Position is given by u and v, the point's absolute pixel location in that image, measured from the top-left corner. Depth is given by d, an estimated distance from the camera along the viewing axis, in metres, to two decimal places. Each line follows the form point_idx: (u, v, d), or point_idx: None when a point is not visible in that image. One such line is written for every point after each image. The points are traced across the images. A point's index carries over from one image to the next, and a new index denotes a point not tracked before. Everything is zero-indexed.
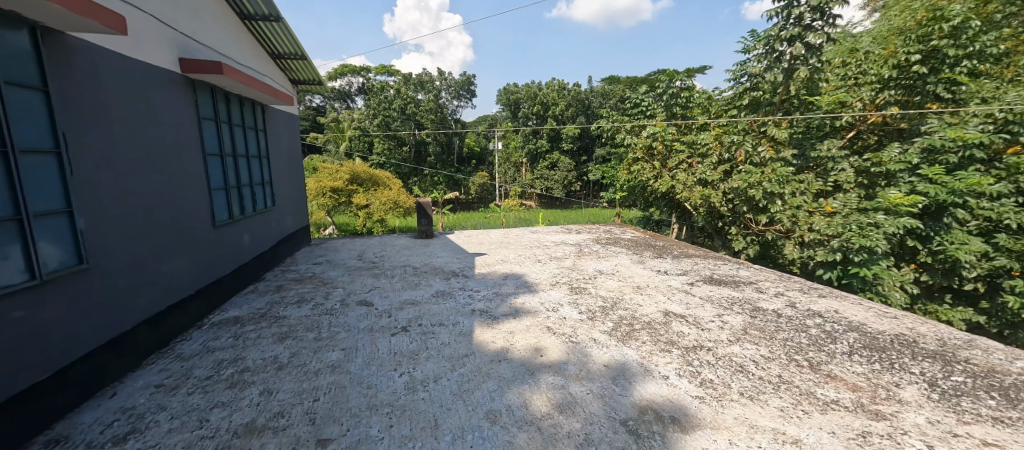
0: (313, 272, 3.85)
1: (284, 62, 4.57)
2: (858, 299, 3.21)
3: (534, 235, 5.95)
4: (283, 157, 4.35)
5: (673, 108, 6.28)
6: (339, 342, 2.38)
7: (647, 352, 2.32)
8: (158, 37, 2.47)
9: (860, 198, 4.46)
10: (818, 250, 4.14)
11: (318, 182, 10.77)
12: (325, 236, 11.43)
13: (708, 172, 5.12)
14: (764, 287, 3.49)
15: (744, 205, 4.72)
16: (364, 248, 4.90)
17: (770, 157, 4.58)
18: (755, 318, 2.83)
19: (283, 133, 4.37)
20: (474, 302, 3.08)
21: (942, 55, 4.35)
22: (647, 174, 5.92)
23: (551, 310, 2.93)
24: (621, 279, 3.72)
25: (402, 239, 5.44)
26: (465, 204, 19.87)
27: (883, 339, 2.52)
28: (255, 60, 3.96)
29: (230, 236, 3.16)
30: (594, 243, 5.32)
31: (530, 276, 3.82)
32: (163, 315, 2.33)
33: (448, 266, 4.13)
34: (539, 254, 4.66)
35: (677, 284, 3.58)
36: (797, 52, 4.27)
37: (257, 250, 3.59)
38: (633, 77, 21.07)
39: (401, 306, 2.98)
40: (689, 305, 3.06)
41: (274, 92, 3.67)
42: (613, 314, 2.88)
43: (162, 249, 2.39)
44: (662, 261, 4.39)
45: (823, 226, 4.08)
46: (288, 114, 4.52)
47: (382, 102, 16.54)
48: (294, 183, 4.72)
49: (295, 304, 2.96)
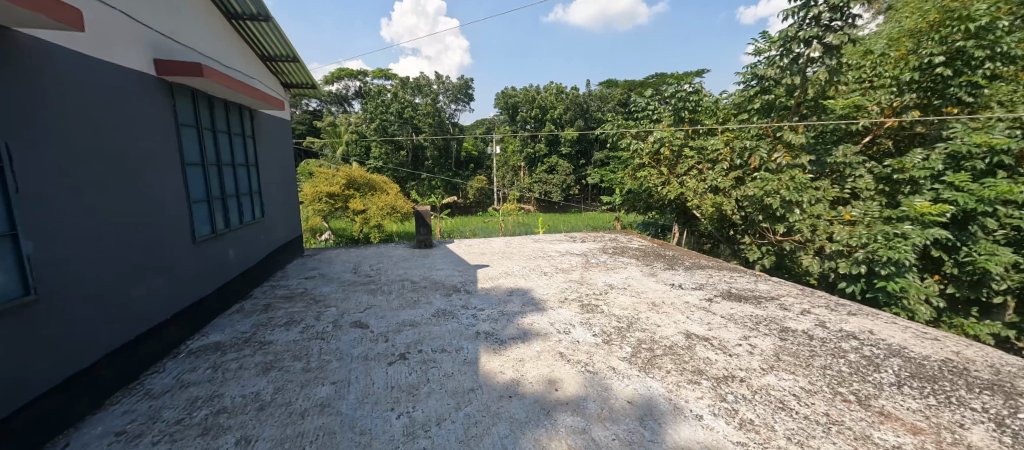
0: (305, 288, 3.60)
1: (274, 64, 4.33)
2: (891, 317, 3.00)
3: (538, 244, 5.72)
4: (275, 165, 4.14)
5: (681, 112, 5.88)
6: (330, 374, 2.13)
7: (674, 384, 2.08)
8: (127, 35, 2.24)
9: (882, 206, 4.24)
10: (840, 262, 3.92)
11: (314, 187, 10.53)
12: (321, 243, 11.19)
13: (720, 179, 4.90)
14: (788, 304, 3.25)
15: (759, 214, 4.49)
16: (359, 260, 4.65)
17: (786, 163, 4.36)
18: (786, 341, 2.59)
19: (275, 140, 4.15)
20: (478, 323, 2.83)
21: (969, 56, 4.12)
22: (655, 180, 5.67)
23: (563, 333, 2.69)
24: (634, 294, 3.48)
25: (399, 250, 5.19)
26: (463, 209, 19.64)
27: (930, 366, 2.30)
28: (243, 63, 3.74)
29: (215, 253, 2.93)
30: (601, 253, 5.09)
31: (536, 291, 3.57)
32: (133, 346, 2.08)
33: (449, 280, 3.89)
34: (544, 266, 4.42)
35: (695, 301, 3.34)
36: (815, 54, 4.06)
37: (244, 266, 3.36)
38: (630, 81, 21.12)
39: (399, 328, 2.73)
40: (712, 325, 2.83)
41: (263, 97, 3.45)
42: (631, 336, 2.64)
43: (134, 271, 2.16)
44: (675, 273, 4.15)
45: (846, 237, 3.86)
46: (280, 120, 4.30)
47: (380, 106, 16.33)
48: (286, 192, 4.50)
49: (283, 327, 2.71)
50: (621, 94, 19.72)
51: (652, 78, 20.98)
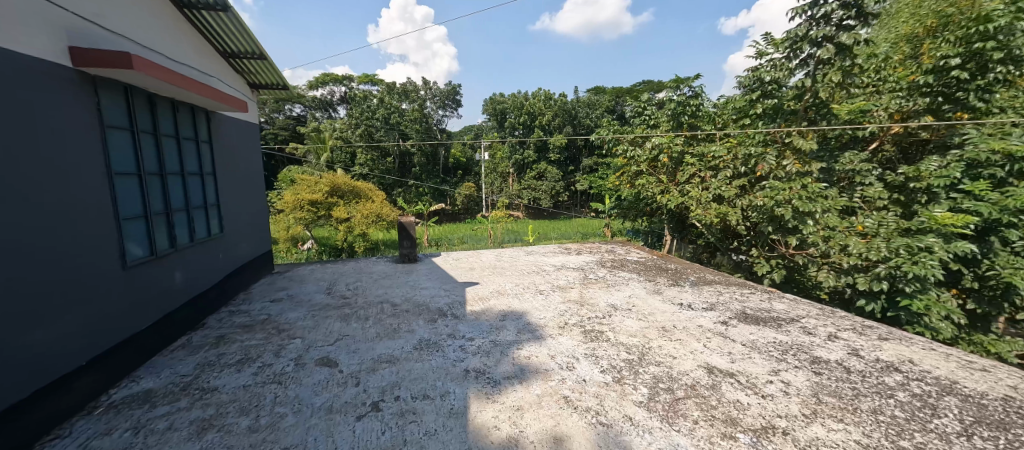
0: (269, 313, 3.17)
1: (238, 62, 3.90)
2: (927, 342, 2.71)
3: (530, 256, 5.35)
4: (239, 173, 3.74)
5: (681, 117, 5.59)
6: (284, 436, 1.73)
7: (705, 440, 1.73)
8: (30, 16, 1.80)
9: (897, 216, 3.96)
10: (859, 277, 3.62)
11: (295, 195, 10.03)
12: (303, 253, 10.66)
13: (724, 188, 4.59)
14: (811, 327, 2.93)
15: (768, 224, 4.12)
16: (335, 278, 4.20)
17: (797, 171, 4.06)
18: (822, 376, 2.26)
19: (239, 145, 3.75)
20: (467, 358, 2.43)
21: (987, 58, 3.87)
22: (653, 189, 5.43)
23: (566, 369, 2.31)
24: (640, 317, 3.12)
25: (380, 265, 4.77)
26: (451, 216, 19.20)
27: (992, 407, 2.00)
28: (199, 59, 3.33)
29: (158, 277, 2.51)
30: (599, 267, 4.74)
31: (532, 315, 3.19)
32: (21, 408, 1.66)
33: (433, 302, 3.48)
34: (540, 284, 4.04)
35: (709, 325, 2.99)
36: (828, 54, 3.74)
37: (197, 290, 2.93)
38: (618, 88, 21.17)
39: (374, 366, 2.32)
40: (735, 356, 2.48)
41: (221, 97, 3.05)
42: (645, 372, 2.28)
43: (34, 310, 1.74)
44: (682, 290, 3.81)
45: (864, 250, 3.56)
46: (244, 122, 3.90)
47: (365, 112, 15.84)
48: (253, 202, 4.08)
49: (234, 366, 2.28)
50: (609, 101, 19.59)
51: (640, 85, 20.94)
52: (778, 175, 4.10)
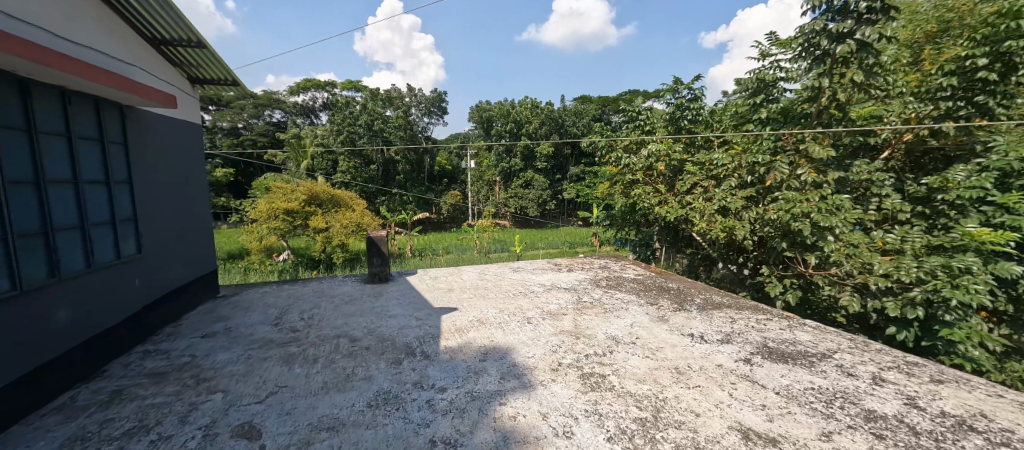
0: (194, 357, 2.59)
1: (169, 50, 3.34)
2: (987, 384, 2.28)
3: (517, 274, 4.84)
4: (172, 182, 3.22)
5: (680, 122, 5.18)
6: None
7: None
8: None
9: (924, 231, 3.56)
10: (888, 301, 3.18)
11: (269, 203, 9.34)
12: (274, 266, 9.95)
13: (729, 199, 4.15)
14: (847, 366, 2.49)
15: (782, 240, 3.66)
16: (289, 304, 3.63)
17: (814, 181, 3.58)
18: (884, 440, 1.80)
19: (173, 149, 3.25)
20: (436, 422, 1.89)
21: (1016, 57, 3.51)
22: (651, 199, 4.99)
23: (563, 437, 1.79)
24: (647, 355, 2.62)
25: (346, 287, 4.19)
26: (436, 225, 18.59)
27: None
28: (112, 43, 2.81)
29: (25, 316, 1.97)
30: (593, 286, 4.25)
31: (519, 352, 2.66)
32: None
33: (401, 335, 2.93)
34: (527, 309, 3.52)
35: (730, 363, 2.51)
36: (849, 50, 3.28)
37: (95, 328, 2.38)
38: (604, 97, 21.11)
39: (309, 438, 1.78)
40: (771, 410, 2.00)
41: (132, 88, 2.54)
42: (661, 440, 1.78)
43: None
44: (689, 317, 3.33)
45: (893, 269, 3.13)
46: (181, 121, 3.39)
47: (346, 119, 15.21)
48: (191, 216, 3.55)
49: (118, 443, 1.74)
50: (595, 110, 19.37)
51: (625, 95, 20.96)
52: (792, 185, 3.64)
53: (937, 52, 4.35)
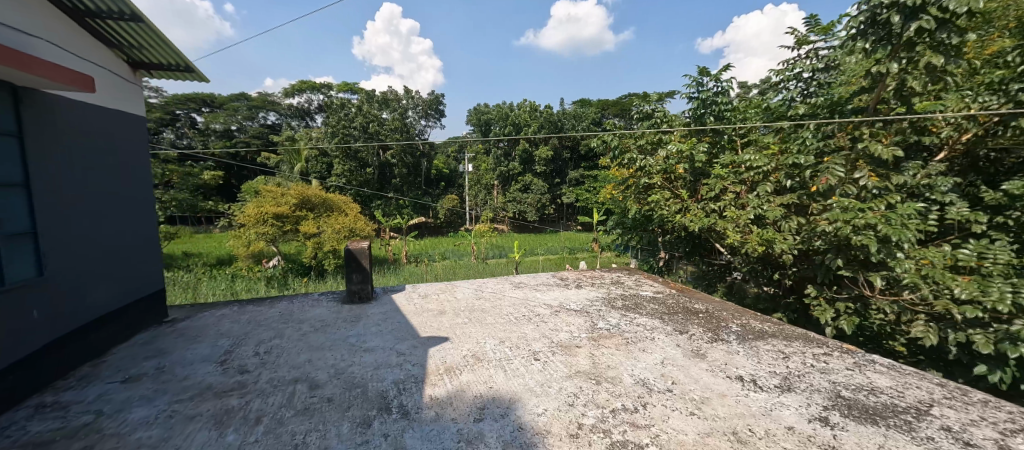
0: (101, 414, 2.02)
1: (96, 24, 2.76)
2: None
3: (519, 291, 4.25)
4: (97, 184, 2.69)
5: (705, 118, 4.57)
6: None
7: None
8: None
9: (1011, 244, 2.92)
10: (979, 335, 2.56)
11: (258, 207, 8.71)
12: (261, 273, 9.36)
13: (766, 207, 3.56)
14: (958, 430, 1.89)
15: (835, 256, 3.05)
16: (245, 334, 3.02)
17: (877, 187, 2.95)
18: None
19: (98, 147, 2.71)
20: None
21: None
22: (670, 207, 4.43)
23: None
24: (691, 410, 2.03)
25: (320, 309, 3.57)
26: (433, 230, 18.00)
27: None
28: (10, 10, 2.20)
29: None
30: (608, 308, 3.65)
31: (526, 407, 2.06)
32: None
33: (376, 380, 2.32)
34: (532, 339, 2.92)
35: (804, 425, 1.92)
36: (927, 28, 2.66)
37: None
38: (605, 100, 20.69)
39: None
40: None
41: (19, 62, 1.96)
42: None
43: None
44: (729, 352, 2.72)
45: (980, 295, 2.54)
46: (107, 111, 2.82)
47: (341, 121, 14.59)
48: (128, 227, 2.99)
49: None
50: (595, 113, 18.88)
51: (626, 98, 20.58)
52: (848, 191, 3.03)
53: (982, 44, 3.78)
